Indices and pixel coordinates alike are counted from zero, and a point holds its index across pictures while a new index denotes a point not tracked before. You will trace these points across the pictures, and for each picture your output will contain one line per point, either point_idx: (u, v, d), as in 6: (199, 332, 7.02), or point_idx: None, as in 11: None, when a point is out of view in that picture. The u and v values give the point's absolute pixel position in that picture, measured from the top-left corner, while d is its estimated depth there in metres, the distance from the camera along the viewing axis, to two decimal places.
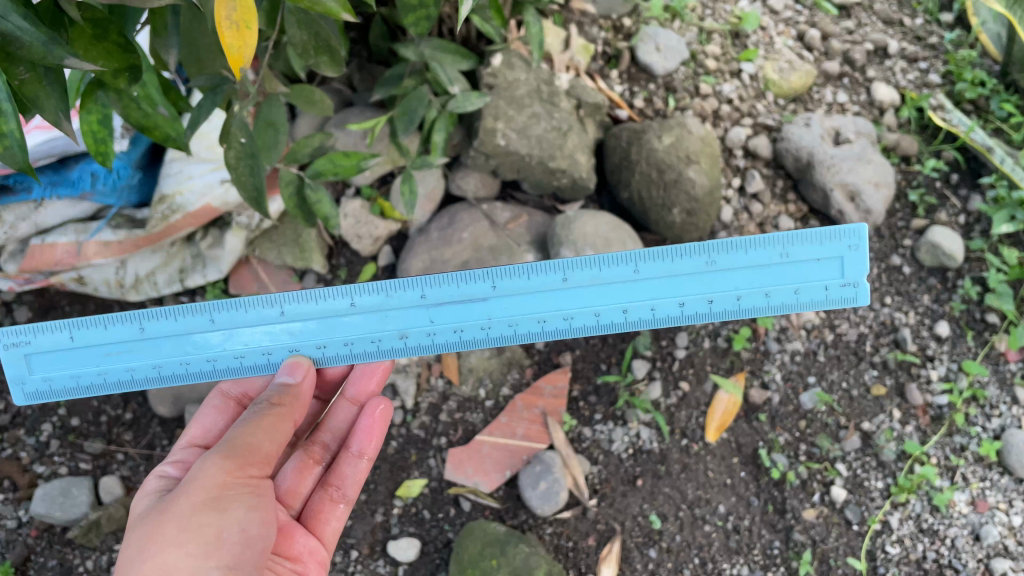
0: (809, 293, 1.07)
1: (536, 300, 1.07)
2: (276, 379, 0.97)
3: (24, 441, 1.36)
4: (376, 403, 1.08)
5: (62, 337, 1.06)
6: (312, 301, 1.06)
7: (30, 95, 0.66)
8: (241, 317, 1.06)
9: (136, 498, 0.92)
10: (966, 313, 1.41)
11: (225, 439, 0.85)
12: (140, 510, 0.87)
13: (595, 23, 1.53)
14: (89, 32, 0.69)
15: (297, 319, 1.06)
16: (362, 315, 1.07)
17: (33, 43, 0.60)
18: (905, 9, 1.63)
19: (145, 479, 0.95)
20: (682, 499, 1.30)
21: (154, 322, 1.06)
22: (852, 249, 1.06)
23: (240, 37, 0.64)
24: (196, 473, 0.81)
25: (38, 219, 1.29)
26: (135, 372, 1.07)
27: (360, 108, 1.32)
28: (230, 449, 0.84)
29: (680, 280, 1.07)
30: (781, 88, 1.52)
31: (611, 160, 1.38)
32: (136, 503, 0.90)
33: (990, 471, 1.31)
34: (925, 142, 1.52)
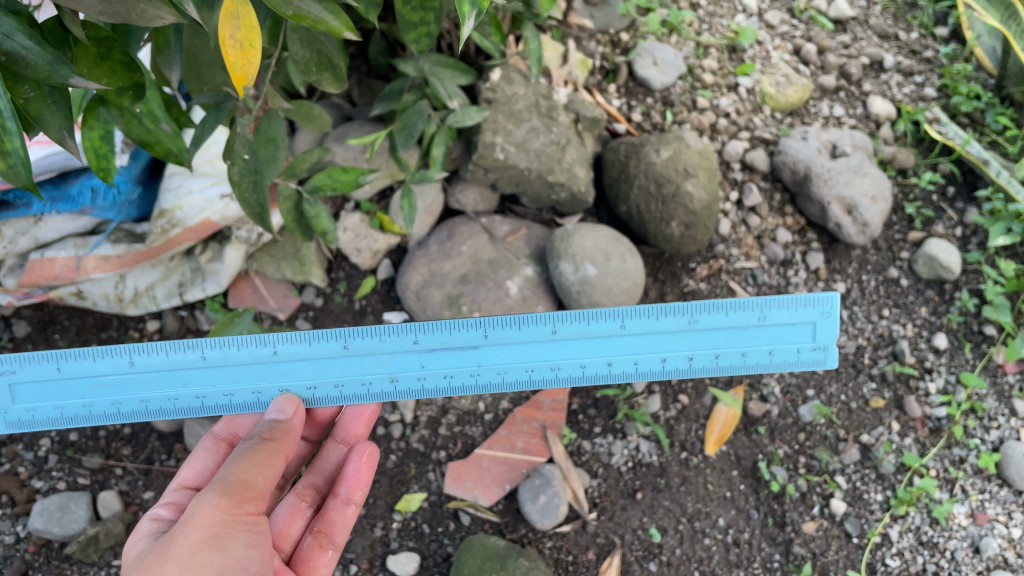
0: (782, 354, 1.11)
1: (525, 350, 1.10)
2: (264, 417, 0.95)
3: (22, 456, 1.35)
4: (360, 447, 1.04)
5: (48, 367, 1.06)
6: (306, 343, 1.07)
7: (34, 114, 0.67)
8: (233, 356, 1.06)
9: (129, 542, 0.89)
10: (964, 326, 1.42)
11: (220, 475, 0.84)
12: (134, 553, 0.85)
13: (593, 38, 1.54)
14: (93, 51, 0.70)
15: (290, 360, 1.07)
16: (355, 359, 1.08)
17: (38, 62, 0.60)
18: (901, 23, 1.64)
19: (138, 522, 0.92)
20: (681, 512, 1.30)
21: (144, 356, 1.06)
22: (823, 316, 1.11)
23: (243, 56, 0.65)
24: (195, 513, 0.80)
25: (38, 233, 1.30)
26: (121, 406, 1.06)
27: (360, 123, 1.32)
28: (226, 487, 0.82)
29: (663, 337, 1.11)
30: (777, 102, 1.54)
31: (609, 173, 1.38)
32: (128, 547, 0.88)
33: (990, 483, 1.31)
34: (921, 155, 1.53)
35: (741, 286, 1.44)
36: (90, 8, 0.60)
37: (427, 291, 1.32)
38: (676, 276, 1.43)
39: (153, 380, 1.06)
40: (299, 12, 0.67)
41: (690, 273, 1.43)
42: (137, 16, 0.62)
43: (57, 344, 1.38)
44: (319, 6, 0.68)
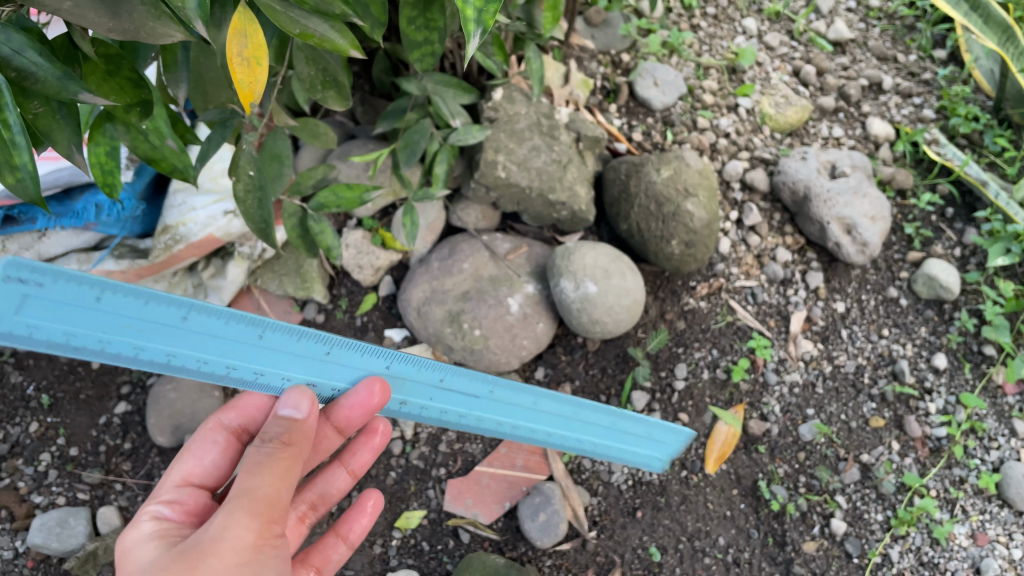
0: (650, 459, 1.27)
1: (506, 407, 1.16)
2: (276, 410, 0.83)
3: (22, 471, 1.36)
4: (370, 491, 1.05)
5: (87, 292, 0.83)
6: (359, 355, 1.03)
7: (43, 129, 0.68)
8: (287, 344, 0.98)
9: (131, 539, 0.83)
10: (963, 346, 1.42)
11: (242, 487, 0.78)
12: (141, 559, 0.79)
13: (594, 59, 1.56)
14: (102, 67, 0.70)
15: (337, 361, 1.01)
16: (392, 381, 1.07)
17: (48, 78, 0.61)
18: (899, 46, 1.67)
19: (138, 519, 0.86)
20: (681, 531, 1.29)
21: (200, 316, 0.91)
22: (682, 441, 1.29)
23: (251, 73, 0.66)
24: (224, 533, 0.75)
25: (40, 248, 1.32)
26: (141, 352, 0.89)
27: (362, 141, 1.34)
28: (253, 504, 0.77)
29: (588, 425, 1.22)
30: (777, 123, 1.55)
31: (610, 193, 1.39)
32: (128, 546, 0.82)
33: (990, 504, 1.31)
34: (920, 176, 1.54)
35: (741, 305, 1.45)
36: (100, 24, 0.61)
37: (429, 308, 1.33)
38: (676, 295, 1.43)
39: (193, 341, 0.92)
40: (305, 30, 0.68)
41: (690, 291, 1.44)
42: (146, 33, 0.63)
43: (59, 358, 1.43)
44: (326, 25, 0.69)
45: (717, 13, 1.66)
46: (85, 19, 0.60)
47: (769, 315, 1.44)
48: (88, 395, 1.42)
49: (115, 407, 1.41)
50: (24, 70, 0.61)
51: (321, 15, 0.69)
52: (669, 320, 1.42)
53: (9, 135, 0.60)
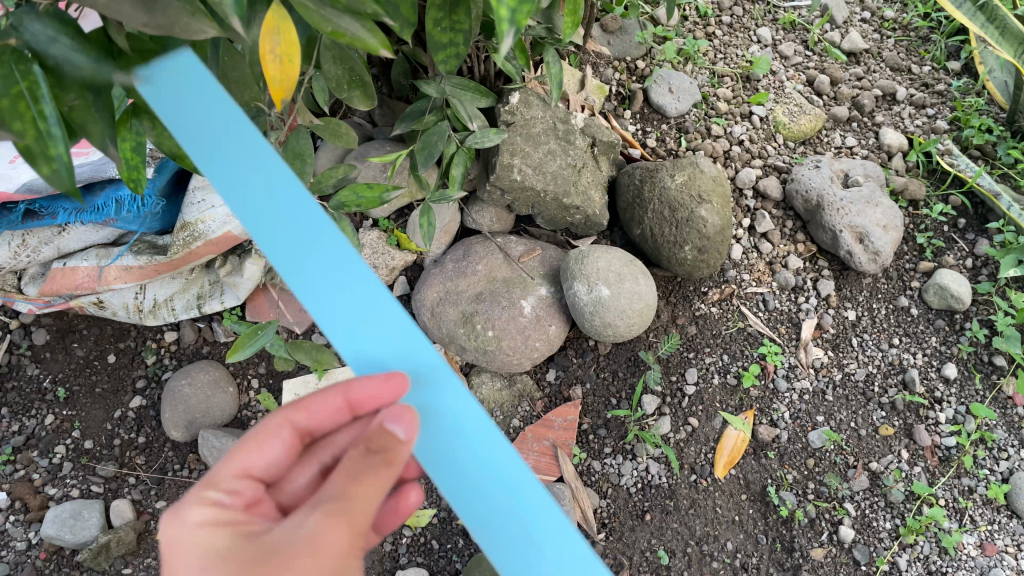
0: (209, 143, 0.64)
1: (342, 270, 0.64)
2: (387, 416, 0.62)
3: (37, 463, 1.38)
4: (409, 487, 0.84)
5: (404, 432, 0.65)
6: (246, 167, 0.64)
7: (78, 121, 0.67)
8: (473, 428, 0.64)
9: (186, 527, 0.64)
10: (974, 356, 1.43)
11: (338, 490, 0.61)
12: (203, 545, 0.62)
13: (610, 65, 1.57)
14: (136, 62, 0.70)
15: (408, 362, 0.64)
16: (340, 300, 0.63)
17: (86, 65, 0.63)
18: (913, 57, 1.68)
19: (191, 503, 0.66)
20: (690, 535, 1.30)
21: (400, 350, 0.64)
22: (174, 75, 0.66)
23: (283, 69, 0.68)
24: (320, 536, 0.59)
25: (60, 243, 1.35)
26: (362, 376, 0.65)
27: (380, 142, 1.35)
28: (352, 513, 0.61)
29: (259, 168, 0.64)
30: (791, 131, 1.56)
31: (624, 198, 1.41)
32: (183, 534, 0.63)
33: (999, 514, 1.32)
34: (933, 186, 1.56)
35: (752, 311, 1.45)
36: (135, 18, 0.62)
37: (443, 308, 1.35)
38: (687, 300, 1.44)
39: (554, 537, 0.61)
40: (337, 29, 0.70)
41: (701, 297, 1.45)
42: (180, 29, 0.64)
43: (76, 352, 1.45)
44: (357, 25, 0.71)
45: (732, 22, 1.68)
46: (120, 13, 0.61)
47: (781, 322, 1.45)
48: (104, 388, 1.43)
49: (129, 402, 1.42)
50: (62, 61, 0.63)
51: (353, 14, 0.70)
52: (680, 325, 1.43)
53: (44, 125, 0.62)
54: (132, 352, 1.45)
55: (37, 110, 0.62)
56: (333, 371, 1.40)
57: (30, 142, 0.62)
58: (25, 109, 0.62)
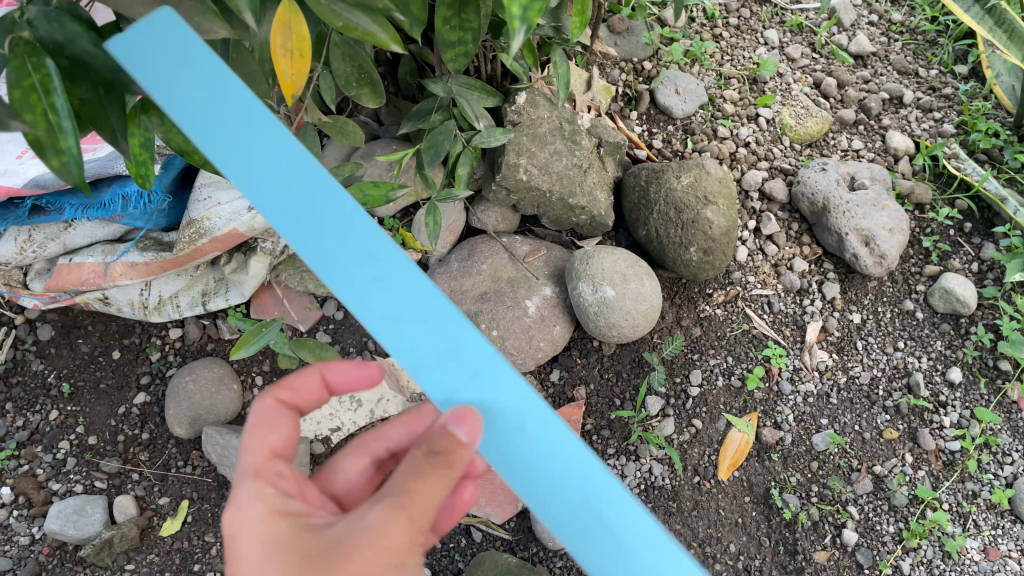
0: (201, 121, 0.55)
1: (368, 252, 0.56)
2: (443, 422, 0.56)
3: (41, 458, 1.38)
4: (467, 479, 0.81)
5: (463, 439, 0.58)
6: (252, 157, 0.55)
7: (89, 115, 0.68)
8: (540, 425, 0.56)
9: (245, 514, 0.64)
10: (979, 360, 1.42)
11: (403, 486, 0.61)
12: (261, 536, 0.62)
13: (617, 66, 1.57)
14: None
15: (460, 372, 0.57)
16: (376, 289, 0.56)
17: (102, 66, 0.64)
18: (920, 60, 1.68)
19: (251, 492, 0.66)
20: (692, 537, 1.30)
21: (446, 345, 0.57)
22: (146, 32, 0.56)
23: (293, 64, 0.68)
24: (384, 532, 0.59)
25: (66, 239, 1.35)
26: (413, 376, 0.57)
27: (386, 141, 1.36)
28: (415, 510, 0.60)
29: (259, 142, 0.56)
30: (797, 133, 1.56)
31: (629, 199, 1.41)
32: (243, 523, 0.64)
33: (1002, 519, 1.31)
34: (939, 190, 1.55)
35: (757, 313, 1.45)
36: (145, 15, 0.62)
37: None
38: (692, 301, 1.44)
39: (649, 538, 0.54)
40: (348, 24, 0.70)
41: (706, 298, 1.45)
42: (191, 27, 0.64)
43: (81, 348, 1.45)
44: (369, 20, 0.71)
45: (739, 24, 1.68)
46: (132, 11, 0.62)
47: (785, 324, 1.45)
48: (108, 384, 1.43)
49: (133, 398, 1.43)
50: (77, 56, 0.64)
51: (365, 9, 0.71)
52: (685, 326, 1.43)
53: (55, 118, 0.62)
54: (137, 349, 1.46)
55: (47, 103, 0.61)
56: None
57: (40, 136, 0.62)
58: (35, 101, 0.61)
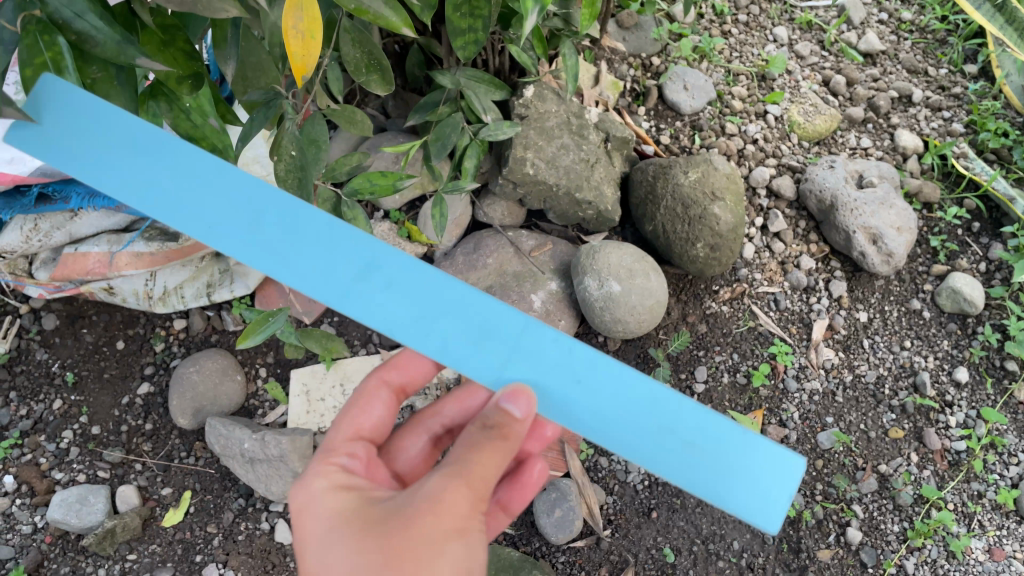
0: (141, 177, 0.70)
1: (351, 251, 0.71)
2: (496, 403, 0.68)
3: (44, 447, 1.38)
4: (534, 459, 0.92)
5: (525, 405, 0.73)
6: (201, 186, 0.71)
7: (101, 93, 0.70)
8: (596, 367, 0.73)
9: (317, 488, 0.74)
10: (986, 360, 1.42)
11: (457, 458, 0.69)
12: (330, 509, 0.71)
13: (625, 61, 1.57)
14: (158, 36, 0.69)
15: (493, 344, 0.72)
16: (382, 285, 0.71)
17: (107, 41, 0.62)
18: (930, 59, 1.67)
19: (322, 470, 0.76)
20: (696, 534, 1.29)
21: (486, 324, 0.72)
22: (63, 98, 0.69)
23: (304, 47, 0.68)
24: (441, 497, 0.66)
25: (72, 228, 1.35)
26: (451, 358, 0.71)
27: (394, 133, 1.35)
28: (470, 477, 0.68)
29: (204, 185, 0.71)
30: (805, 131, 1.55)
31: (636, 194, 1.40)
32: (312, 497, 0.73)
33: (1008, 519, 1.31)
34: (947, 189, 1.55)
35: (764, 311, 1.45)
36: None
37: None
38: (698, 298, 1.44)
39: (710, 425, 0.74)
40: (360, 6, 0.71)
41: (712, 295, 1.44)
42: (202, 8, 0.64)
43: (85, 338, 1.45)
44: (380, 3, 0.71)
45: (748, 20, 1.67)
46: None
47: (792, 322, 1.44)
48: (112, 374, 1.43)
49: (137, 388, 1.43)
50: (84, 34, 0.62)
51: None
52: (691, 323, 1.42)
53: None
54: (141, 339, 1.45)
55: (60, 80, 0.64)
56: (342, 360, 1.41)
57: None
58: (49, 79, 0.64)
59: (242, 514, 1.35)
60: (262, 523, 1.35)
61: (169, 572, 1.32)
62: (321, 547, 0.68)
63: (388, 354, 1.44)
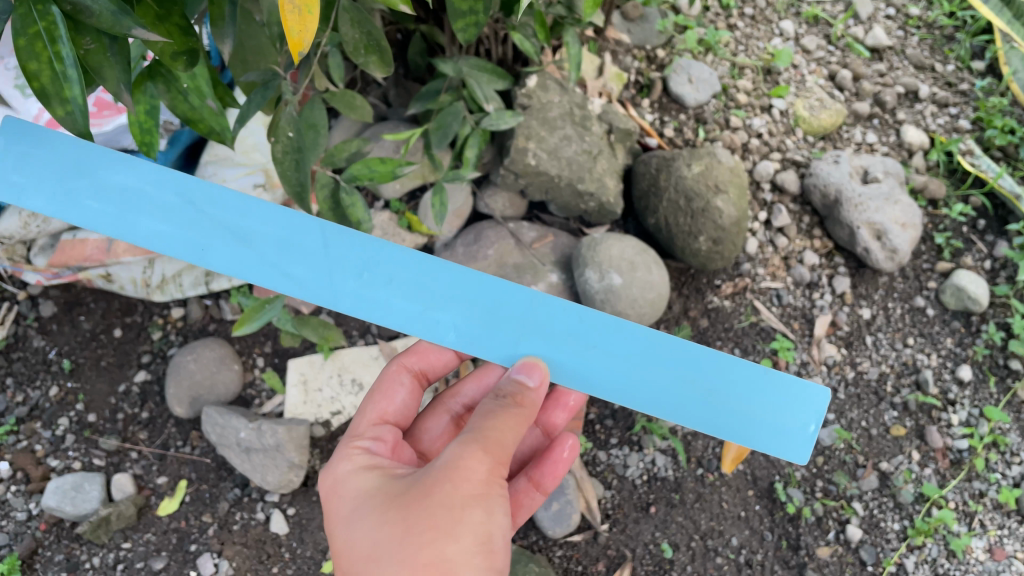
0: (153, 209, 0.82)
1: (353, 250, 0.83)
2: (508, 375, 0.79)
3: (40, 434, 1.37)
4: (564, 435, 0.98)
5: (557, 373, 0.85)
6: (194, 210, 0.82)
7: (94, 65, 0.67)
8: (612, 331, 0.86)
9: (343, 472, 0.78)
10: (989, 358, 1.41)
11: (474, 427, 0.73)
12: (359, 488, 0.75)
13: (629, 53, 1.55)
14: (153, 10, 0.65)
15: (501, 323, 0.84)
16: (385, 277, 0.83)
17: (103, 11, 0.60)
18: (937, 55, 1.66)
19: (349, 453, 0.81)
20: (695, 529, 1.28)
21: (493, 302, 0.84)
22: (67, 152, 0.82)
23: (301, 21, 0.58)
24: (461, 461, 0.69)
25: None
26: (460, 334, 0.84)
27: (395, 122, 1.34)
28: (487, 441, 0.71)
29: (208, 209, 0.82)
30: (811, 126, 1.53)
31: (639, 186, 1.39)
32: (340, 479, 0.78)
33: (1009, 519, 1.30)
34: (953, 186, 1.53)
35: (766, 306, 1.43)
36: None
37: None
38: (700, 292, 1.42)
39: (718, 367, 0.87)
40: None
41: (714, 290, 1.43)
42: None
43: (82, 325, 1.43)
44: None
45: (755, 14, 1.65)
46: None
47: (794, 317, 1.43)
48: (109, 362, 1.42)
49: (134, 376, 1.42)
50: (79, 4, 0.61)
51: None
52: (692, 318, 1.41)
53: (61, 67, 0.62)
54: (138, 327, 1.44)
55: (54, 51, 0.62)
56: (340, 350, 1.40)
57: (46, 83, 0.63)
58: (42, 49, 0.61)
59: (237, 504, 1.34)
60: (257, 513, 1.34)
61: (164, 561, 1.31)
62: (351, 524, 0.72)
63: (387, 345, 1.43)
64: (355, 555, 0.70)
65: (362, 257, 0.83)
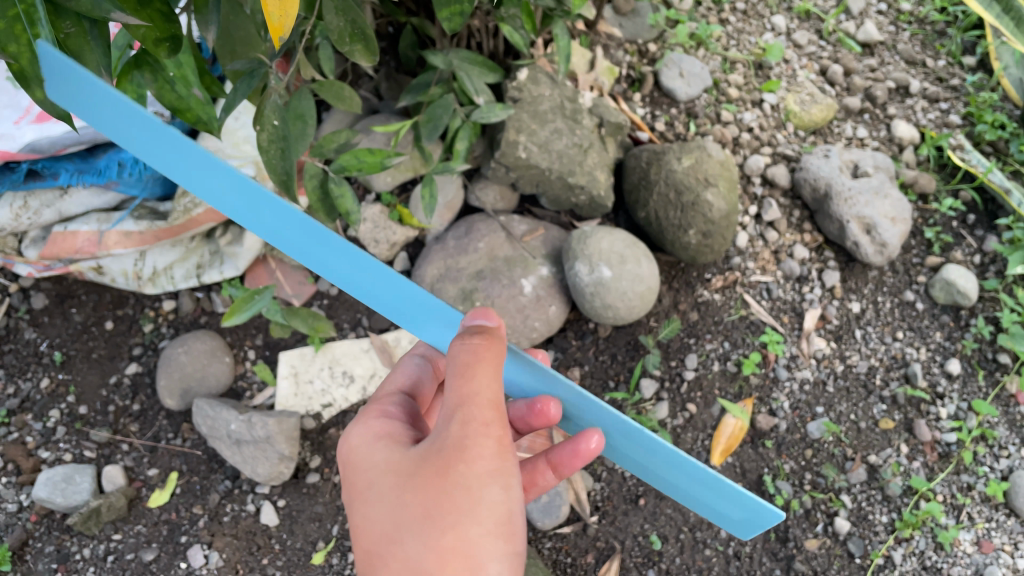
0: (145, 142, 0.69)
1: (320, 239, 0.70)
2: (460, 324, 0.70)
3: (31, 426, 1.37)
4: None
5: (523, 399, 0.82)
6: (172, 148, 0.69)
7: (73, 49, 0.68)
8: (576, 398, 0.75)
9: (353, 442, 0.72)
10: (978, 352, 1.41)
11: (462, 390, 0.64)
12: (369, 461, 0.69)
13: (621, 47, 1.55)
14: None
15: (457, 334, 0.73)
16: (349, 269, 0.71)
17: None
18: (928, 50, 1.66)
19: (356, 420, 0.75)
20: (683, 521, 1.29)
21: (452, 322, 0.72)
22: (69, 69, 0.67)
23: (281, 5, 0.58)
24: (465, 441, 0.62)
25: (61, 206, 1.33)
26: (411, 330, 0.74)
27: (387, 115, 1.34)
28: (484, 406, 0.64)
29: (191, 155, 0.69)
30: (801, 120, 1.55)
31: (629, 180, 1.39)
32: (352, 449, 0.72)
33: (996, 512, 1.30)
34: (943, 181, 1.54)
35: (756, 300, 1.44)
36: None
37: (442, 284, 1.33)
38: (690, 286, 1.43)
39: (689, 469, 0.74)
40: None
41: (705, 283, 1.43)
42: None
43: (74, 317, 1.43)
44: None
45: (746, 8, 1.65)
46: None
47: (784, 311, 1.43)
48: (100, 354, 1.42)
49: (125, 368, 1.42)
50: None
51: None
52: (682, 311, 1.41)
53: (39, 50, 0.62)
54: (130, 319, 1.44)
55: (32, 33, 0.61)
56: (330, 343, 1.40)
57: (25, 66, 0.63)
58: (20, 32, 0.61)
59: (228, 496, 1.35)
60: (248, 505, 1.34)
61: (154, 552, 1.31)
62: (366, 505, 0.67)
63: (377, 338, 1.43)
64: (375, 539, 0.65)
65: (331, 250, 0.70)
